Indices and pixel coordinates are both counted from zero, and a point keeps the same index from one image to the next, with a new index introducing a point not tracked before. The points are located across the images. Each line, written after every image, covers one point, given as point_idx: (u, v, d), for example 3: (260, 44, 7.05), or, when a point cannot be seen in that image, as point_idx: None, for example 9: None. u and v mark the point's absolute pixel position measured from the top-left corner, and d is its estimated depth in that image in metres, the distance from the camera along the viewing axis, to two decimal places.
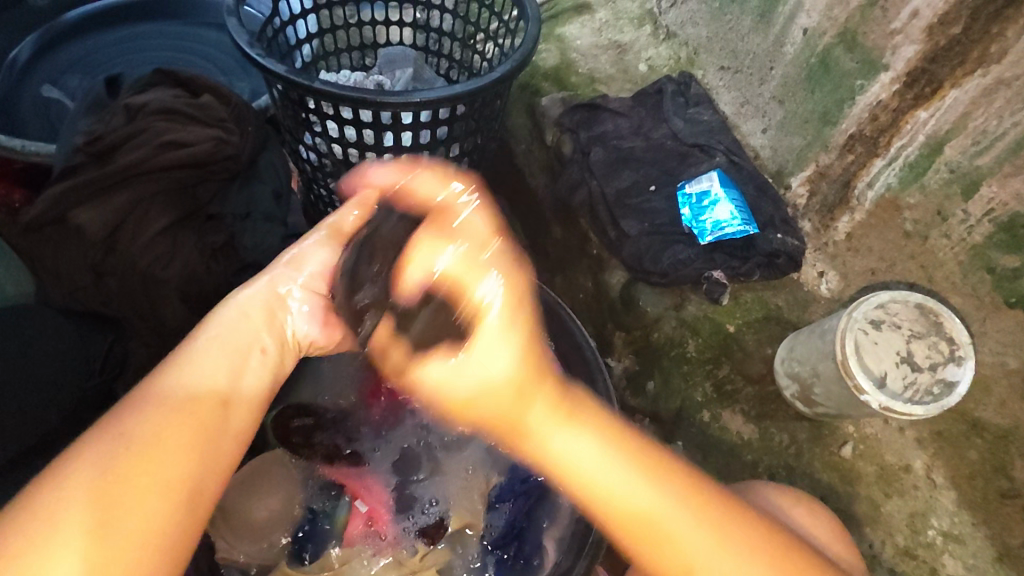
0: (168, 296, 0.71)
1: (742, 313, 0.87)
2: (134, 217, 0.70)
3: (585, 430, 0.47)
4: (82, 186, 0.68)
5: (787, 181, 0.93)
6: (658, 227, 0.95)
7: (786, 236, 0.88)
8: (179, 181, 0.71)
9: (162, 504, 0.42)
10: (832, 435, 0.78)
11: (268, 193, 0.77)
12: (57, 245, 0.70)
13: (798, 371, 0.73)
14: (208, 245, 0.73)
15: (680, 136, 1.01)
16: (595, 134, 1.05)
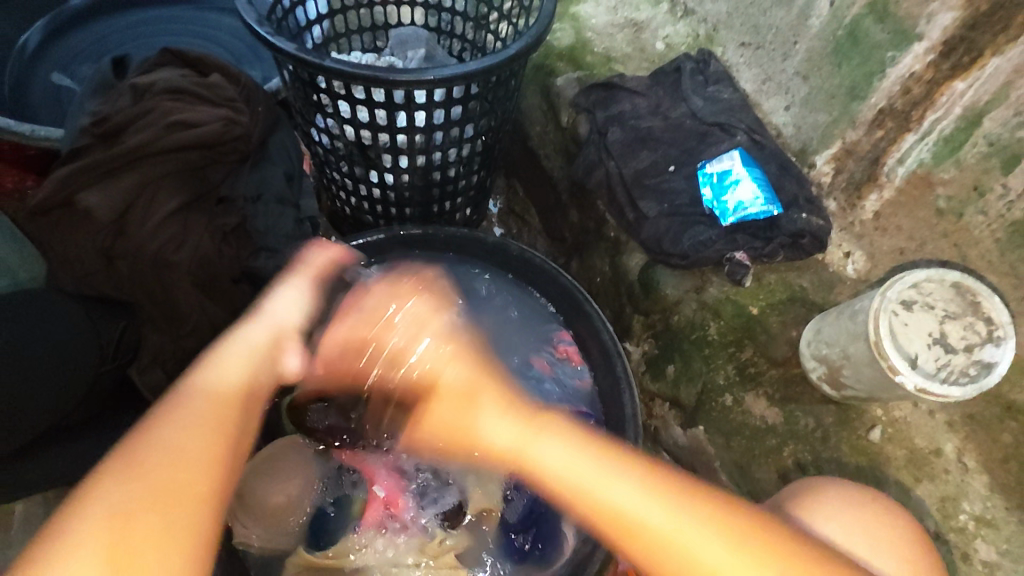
0: (181, 282, 0.69)
1: (766, 295, 0.85)
2: (143, 201, 0.67)
3: (626, 477, 0.51)
4: (88, 169, 0.65)
5: (812, 159, 0.90)
6: (677, 208, 0.93)
7: (810, 216, 0.86)
8: (187, 163, 0.68)
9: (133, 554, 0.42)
10: (859, 419, 0.76)
11: (279, 175, 0.75)
12: (66, 229, 0.68)
13: (826, 354, 0.71)
14: (221, 228, 0.71)
15: (699, 115, 0.98)
16: (612, 114, 1.03)
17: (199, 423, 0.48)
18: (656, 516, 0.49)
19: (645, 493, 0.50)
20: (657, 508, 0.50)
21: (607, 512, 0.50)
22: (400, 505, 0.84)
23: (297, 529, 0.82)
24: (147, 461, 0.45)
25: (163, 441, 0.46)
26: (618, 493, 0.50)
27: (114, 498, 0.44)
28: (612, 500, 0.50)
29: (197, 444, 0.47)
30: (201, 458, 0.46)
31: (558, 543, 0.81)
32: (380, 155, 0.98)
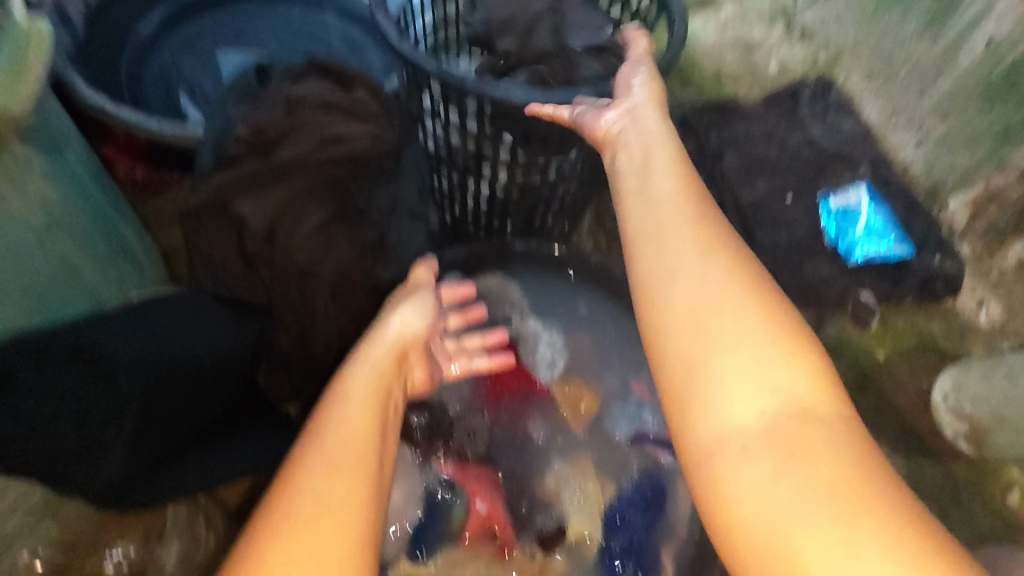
0: (320, 290, 0.72)
1: (893, 339, 0.84)
2: (292, 212, 0.69)
3: (735, 317, 0.46)
4: (244, 178, 0.67)
5: (944, 200, 0.86)
6: (796, 241, 0.90)
7: (944, 259, 0.82)
8: (334, 177, 0.70)
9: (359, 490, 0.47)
10: (995, 478, 0.71)
11: (413, 190, 0.77)
12: (215, 232, 0.70)
13: (972, 412, 0.69)
14: (360, 241, 0.72)
15: (819, 144, 0.95)
16: (725, 137, 0.99)
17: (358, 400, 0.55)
18: (743, 366, 0.43)
19: (778, 361, 0.43)
20: (755, 412, 0.42)
21: (712, 440, 0.42)
22: (499, 522, 0.83)
23: (395, 539, 0.81)
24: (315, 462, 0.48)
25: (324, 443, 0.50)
26: (726, 355, 0.44)
27: (309, 477, 0.47)
28: (729, 437, 0.42)
29: (356, 420, 0.53)
30: (362, 438, 0.51)
31: (659, 572, 0.80)
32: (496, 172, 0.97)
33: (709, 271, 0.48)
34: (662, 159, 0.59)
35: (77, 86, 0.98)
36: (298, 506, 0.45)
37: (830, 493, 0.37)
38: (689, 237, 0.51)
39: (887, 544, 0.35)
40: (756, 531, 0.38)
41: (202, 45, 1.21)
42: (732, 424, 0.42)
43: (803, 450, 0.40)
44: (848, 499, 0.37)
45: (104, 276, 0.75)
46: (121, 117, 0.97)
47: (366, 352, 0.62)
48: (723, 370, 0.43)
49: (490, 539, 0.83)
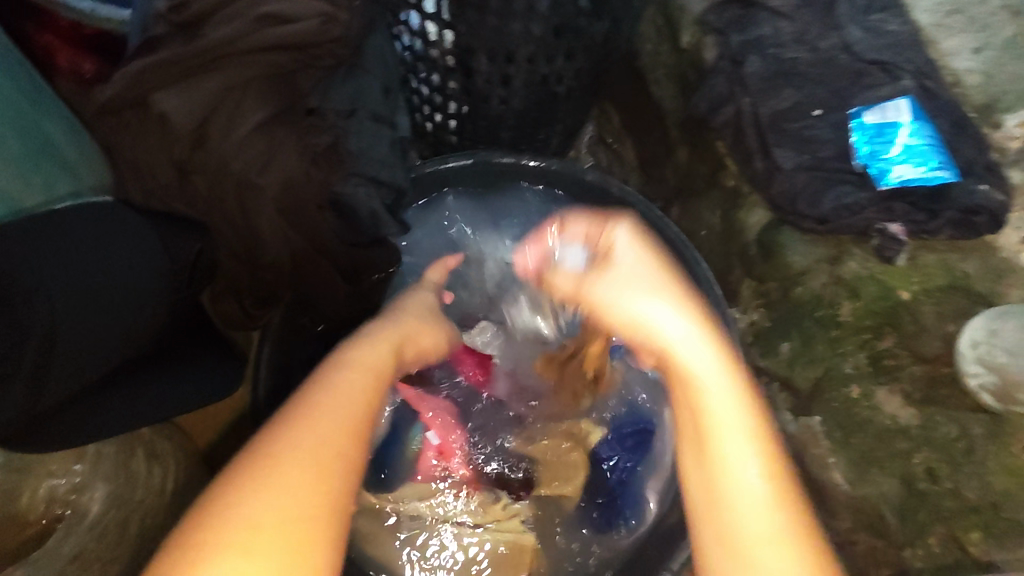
0: (264, 206, 0.63)
1: (921, 278, 0.72)
2: (227, 108, 0.59)
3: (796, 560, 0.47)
4: (163, 63, 0.56)
5: (999, 118, 0.75)
6: (820, 161, 0.78)
7: (991, 188, 0.72)
8: (277, 65, 0.59)
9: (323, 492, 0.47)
10: (1015, 433, 0.65)
11: (376, 87, 0.65)
12: (137, 132, 0.60)
13: (1003, 362, 0.60)
14: (311, 146, 0.62)
15: (856, 49, 0.80)
16: (749, 39, 0.85)
17: (348, 394, 0.54)
18: (780, 557, 0.48)
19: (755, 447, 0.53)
20: (771, 548, 0.48)
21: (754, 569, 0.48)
22: (452, 458, 0.76)
23: None
24: (294, 452, 0.48)
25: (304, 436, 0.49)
26: (772, 564, 0.47)
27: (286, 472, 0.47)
28: (750, 556, 0.48)
29: (340, 415, 0.52)
30: (344, 434, 0.51)
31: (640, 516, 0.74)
32: (486, 85, 0.82)
33: (656, 308, 0.61)
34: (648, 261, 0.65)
35: None
36: (266, 505, 0.45)
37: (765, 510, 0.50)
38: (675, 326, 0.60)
39: None
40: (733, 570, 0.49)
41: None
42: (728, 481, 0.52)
43: (781, 558, 0.48)
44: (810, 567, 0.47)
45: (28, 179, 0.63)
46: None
47: (366, 349, 0.60)
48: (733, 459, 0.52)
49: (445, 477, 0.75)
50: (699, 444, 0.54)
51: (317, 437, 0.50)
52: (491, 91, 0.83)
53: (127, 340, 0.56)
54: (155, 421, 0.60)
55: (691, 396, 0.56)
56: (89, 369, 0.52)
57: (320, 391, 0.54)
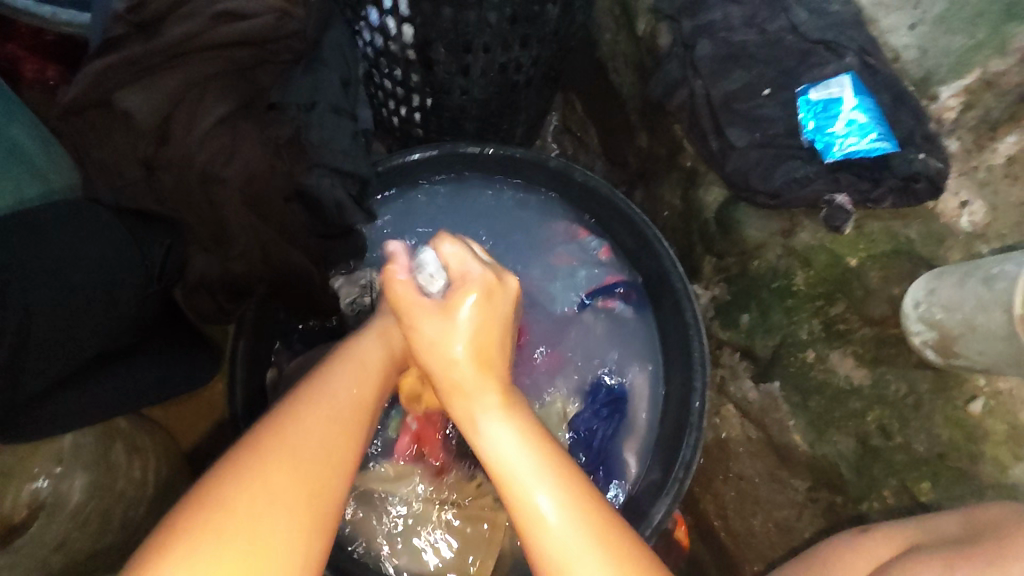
0: (231, 197, 0.64)
1: (867, 244, 0.76)
2: (189, 103, 0.61)
3: (570, 506, 0.46)
4: (126, 65, 0.59)
5: (935, 90, 0.77)
6: (771, 138, 0.81)
7: (929, 157, 0.75)
8: (237, 62, 0.62)
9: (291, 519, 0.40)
10: (958, 388, 0.69)
11: (335, 80, 0.64)
12: (102, 132, 0.63)
13: (941, 319, 0.63)
14: (272, 138, 0.64)
15: (802, 31, 0.82)
16: (700, 23, 0.87)
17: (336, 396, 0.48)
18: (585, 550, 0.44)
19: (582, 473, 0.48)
20: (572, 534, 0.44)
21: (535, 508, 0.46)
22: (428, 444, 0.76)
23: None
24: (279, 456, 0.42)
25: (289, 444, 0.43)
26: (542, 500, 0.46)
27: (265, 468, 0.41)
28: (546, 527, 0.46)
29: (350, 405, 0.48)
30: (328, 447, 0.44)
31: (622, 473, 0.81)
32: (447, 77, 0.84)
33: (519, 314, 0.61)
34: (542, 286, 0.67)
35: None
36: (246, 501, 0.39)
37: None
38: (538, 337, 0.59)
39: None
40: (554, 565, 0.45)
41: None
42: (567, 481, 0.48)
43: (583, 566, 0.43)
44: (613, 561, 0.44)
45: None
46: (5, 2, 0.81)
47: (369, 340, 0.56)
48: (525, 473, 0.47)
49: (422, 458, 0.76)
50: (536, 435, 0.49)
51: (308, 443, 0.44)
52: (451, 83, 0.86)
53: (99, 333, 0.57)
54: (127, 409, 0.63)
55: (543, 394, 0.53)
56: (59, 360, 0.54)
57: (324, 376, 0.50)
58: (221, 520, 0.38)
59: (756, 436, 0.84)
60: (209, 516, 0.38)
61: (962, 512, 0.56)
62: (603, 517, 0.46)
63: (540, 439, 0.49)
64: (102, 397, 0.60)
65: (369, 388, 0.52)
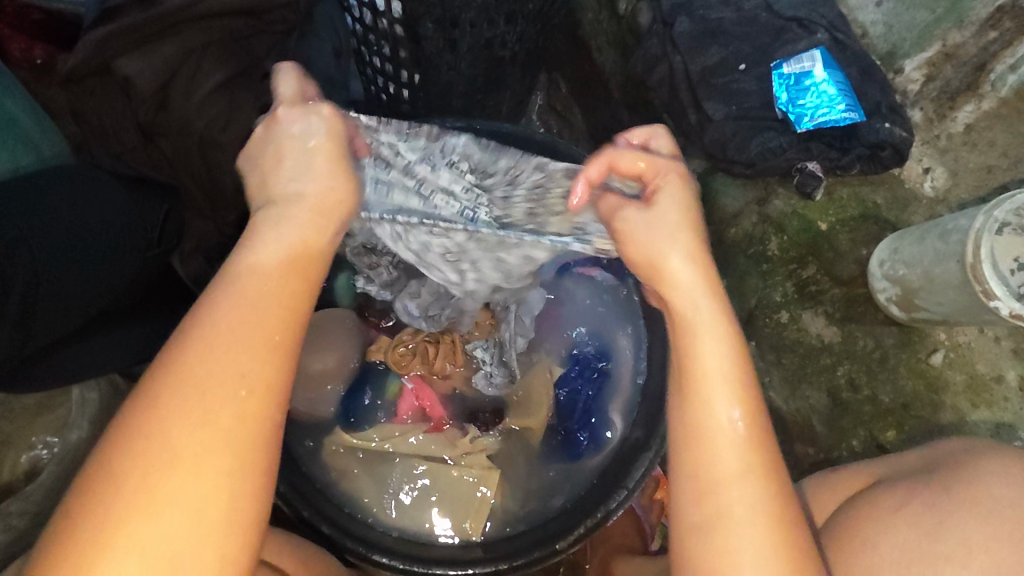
0: (228, 162, 0.67)
1: (837, 211, 0.80)
2: (186, 71, 0.63)
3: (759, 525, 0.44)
4: (125, 32, 0.60)
5: (900, 63, 0.82)
6: (745, 112, 0.86)
7: (894, 126, 0.79)
8: (232, 31, 0.64)
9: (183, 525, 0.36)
10: (921, 342, 0.74)
11: (326, 53, 0.75)
12: (100, 99, 0.66)
13: (903, 275, 0.67)
14: (265, 104, 0.65)
15: (776, 7, 0.86)
16: (680, 2, 0.91)
17: (213, 375, 0.39)
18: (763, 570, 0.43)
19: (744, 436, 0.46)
20: (755, 541, 0.44)
21: (712, 470, 0.46)
22: (426, 399, 0.81)
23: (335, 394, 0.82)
24: (145, 472, 0.36)
25: (158, 438, 0.37)
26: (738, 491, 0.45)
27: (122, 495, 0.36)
28: (724, 518, 0.45)
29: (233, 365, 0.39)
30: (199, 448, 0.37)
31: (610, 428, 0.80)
32: (436, 53, 0.87)
33: (683, 270, 0.48)
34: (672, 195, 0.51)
35: None
36: (117, 524, 0.35)
37: None
38: (705, 306, 0.48)
39: None
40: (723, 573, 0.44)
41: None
42: (712, 450, 0.46)
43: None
44: None
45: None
46: None
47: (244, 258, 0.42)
48: (721, 449, 0.46)
49: (422, 416, 0.82)
50: (754, 417, 0.47)
51: (180, 411, 0.38)
52: (441, 60, 0.88)
53: (104, 289, 0.59)
54: (121, 366, 0.63)
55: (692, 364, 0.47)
56: (65, 317, 0.56)
57: (199, 324, 0.39)
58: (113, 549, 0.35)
59: None
60: (83, 538, 0.35)
61: (920, 450, 0.61)
62: (793, 528, 0.45)
63: (745, 408, 0.47)
64: (105, 350, 0.62)
65: (247, 333, 0.40)
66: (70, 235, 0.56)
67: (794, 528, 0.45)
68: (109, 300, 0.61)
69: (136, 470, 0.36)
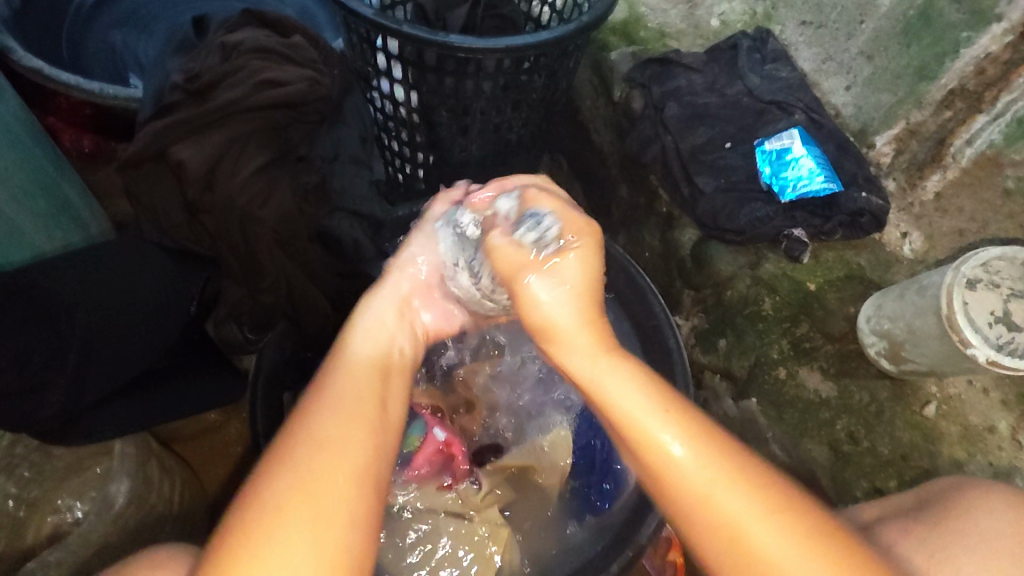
0: (263, 234, 0.73)
1: (824, 272, 0.87)
2: (231, 156, 0.71)
3: (761, 539, 0.45)
4: (180, 124, 0.69)
5: (871, 140, 0.90)
6: (733, 184, 0.92)
7: (870, 195, 0.86)
8: (272, 121, 0.72)
9: (347, 501, 0.45)
10: (914, 394, 0.78)
11: (356, 137, 0.81)
12: (155, 181, 0.71)
13: (888, 329, 0.72)
14: (302, 185, 0.76)
15: (757, 93, 0.96)
16: (668, 89, 1.00)
17: (342, 410, 0.50)
18: (762, 534, 0.45)
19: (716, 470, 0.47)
20: (749, 523, 0.45)
21: (666, 466, 0.48)
22: (457, 453, 0.81)
23: None
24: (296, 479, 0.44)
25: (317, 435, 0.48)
26: (676, 455, 0.48)
27: (305, 452, 0.46)
28: (685, 479, 0.47)
29: (358, 403, 0.51)
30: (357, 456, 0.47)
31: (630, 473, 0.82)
32: (449, 136, 0.98)
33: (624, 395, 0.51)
34: (571, 274, 0.55)
35: (13, 49, 0.96)
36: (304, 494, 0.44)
37: (758, 514, 0.45)
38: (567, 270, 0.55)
39: (761, 513, 0.45)
40: (683, 493, 0.47)
41: (143, 18, 1.16)
42: (717, 516, 0.46)
43: (722, 544, 0.46)
44: (761, 509, 0.46)
45: (23, 229, 0.71)
46: (60, 79, 0.95)
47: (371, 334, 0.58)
48: (645, 421, 0.50)
49: (441, 469, 0.80)
50: (707, 446, 0.48)
51: (338, 414, 0.50)
52: (453, 142, 0.99)
53: (147, 350, 0.67)
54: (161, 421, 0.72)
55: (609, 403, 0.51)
56: (103, 377, 0.63)
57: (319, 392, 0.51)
58: (273, 516, 0.42)
59: None
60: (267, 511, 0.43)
61: (916, 491, 0.65)
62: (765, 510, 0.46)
63: (681, 421, 0.50)
64: (134, 404, 0.69)
65: (375, 393, 0.53)
66: (136, 301, 0.66)
67: (756, 500, 0.46)
68: (141, 362, 0.67)
69: (289, 474, 0.45)
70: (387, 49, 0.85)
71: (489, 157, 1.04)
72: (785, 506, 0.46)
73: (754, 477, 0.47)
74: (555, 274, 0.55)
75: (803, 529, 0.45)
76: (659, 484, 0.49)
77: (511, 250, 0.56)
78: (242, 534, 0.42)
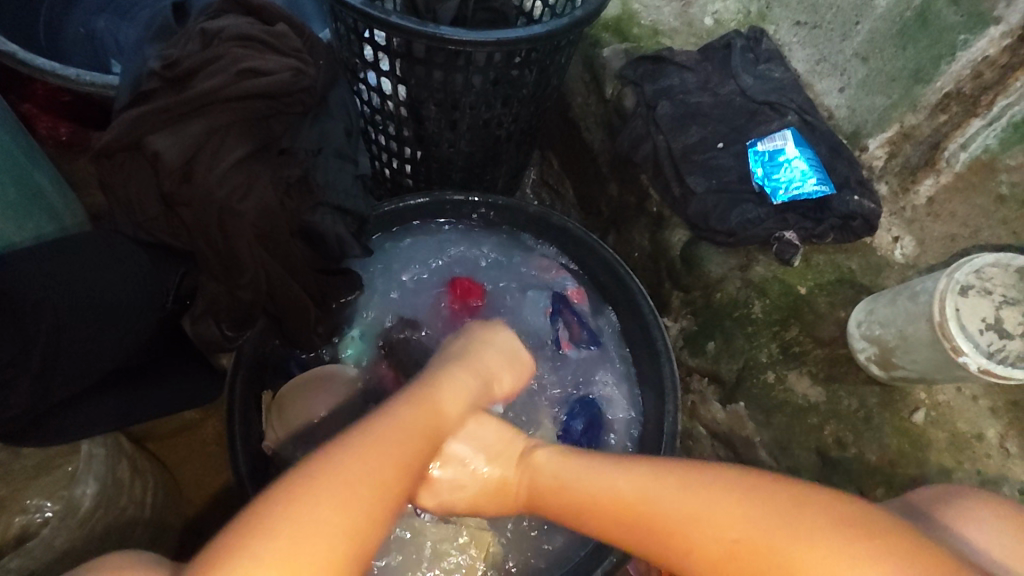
0: (243, 229, 0.70)
1: (815, 275, 0.86)
2: (210, 147, 0.68)
3: (672, 506, 0.55)
4: (157, 113, 0.66)
5: (864, 143, 0.90)
6: (725, 185, 0.91)
7: (862, 198, 0.85)
8: (253, 112, 0.69)
9: (371, 524, 0.50)
10: (903, 401, 0.77)
11: (340, 130, 0.79)
12: (129, 171, 0.69)
13: (880, 334, 0.72)
14: (283, 178, 0.72)
15: (750, 93, 0.94)
16: (660, 87, 0.99)
17: (401, 444, 0.56)
18: (704, 506, 0.54)
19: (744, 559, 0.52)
20: (627, 487, 0.58)
21: (610, 502, 0.58)
22: None
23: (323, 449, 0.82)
24: (342, 487, 0.50)
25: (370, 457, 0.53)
26: (581, 473, 0.62)
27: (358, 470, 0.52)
28: (597, 510, 0.59)
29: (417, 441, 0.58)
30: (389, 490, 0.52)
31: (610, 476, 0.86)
32: (437, 131, 0.96)
33: (544, 456, 0.66)
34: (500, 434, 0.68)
35: None
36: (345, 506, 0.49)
37: (664, 491, 0.56)
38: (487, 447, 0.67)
39: (676, 496, 0.55)
40: (623, 530, 0.57)
41: (122, 3, 1.13)
42: (661, 525, 0.55)
43: (684, 521, 0.54)
44: (671, 485, 0.56)
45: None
46: (33, 64, 0.92)
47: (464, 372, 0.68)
48: (562, 475, 0.63)
49: None
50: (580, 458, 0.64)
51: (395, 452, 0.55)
52: (441, 137, 0.97)
53: (118, 348, 0.64)
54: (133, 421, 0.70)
55: (563, 483, 0.62)
56: (70, 376, 0.60)
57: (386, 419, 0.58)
58: (314, 511, 0.48)
59: (724, 454, 0.91)
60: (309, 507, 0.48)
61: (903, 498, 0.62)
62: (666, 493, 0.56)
63: (571, 455, 0.65)
64: (103, 404, 0.66)
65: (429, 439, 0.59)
66: (108, 296, 0.63)
67: (629, 471, 0.59)
68: (112, 361, 0.65)
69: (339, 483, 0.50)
70: (373, 40, 0.83)
71: (478, 153, 1.02)
72: (679, 474, 0.57)
73: (638, 476, 0.59)
74: (476, 462, 0.66)
75: (698, 487, 0.55)
76: (610, 532, 0.58)
77: (462, 451, 0.66)
78: (283, 517, 0.47)
